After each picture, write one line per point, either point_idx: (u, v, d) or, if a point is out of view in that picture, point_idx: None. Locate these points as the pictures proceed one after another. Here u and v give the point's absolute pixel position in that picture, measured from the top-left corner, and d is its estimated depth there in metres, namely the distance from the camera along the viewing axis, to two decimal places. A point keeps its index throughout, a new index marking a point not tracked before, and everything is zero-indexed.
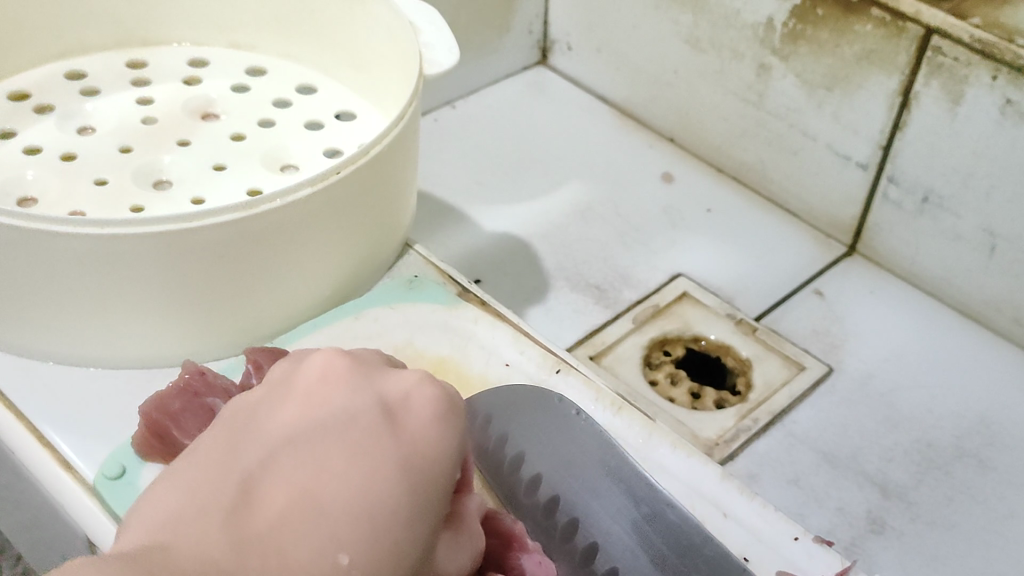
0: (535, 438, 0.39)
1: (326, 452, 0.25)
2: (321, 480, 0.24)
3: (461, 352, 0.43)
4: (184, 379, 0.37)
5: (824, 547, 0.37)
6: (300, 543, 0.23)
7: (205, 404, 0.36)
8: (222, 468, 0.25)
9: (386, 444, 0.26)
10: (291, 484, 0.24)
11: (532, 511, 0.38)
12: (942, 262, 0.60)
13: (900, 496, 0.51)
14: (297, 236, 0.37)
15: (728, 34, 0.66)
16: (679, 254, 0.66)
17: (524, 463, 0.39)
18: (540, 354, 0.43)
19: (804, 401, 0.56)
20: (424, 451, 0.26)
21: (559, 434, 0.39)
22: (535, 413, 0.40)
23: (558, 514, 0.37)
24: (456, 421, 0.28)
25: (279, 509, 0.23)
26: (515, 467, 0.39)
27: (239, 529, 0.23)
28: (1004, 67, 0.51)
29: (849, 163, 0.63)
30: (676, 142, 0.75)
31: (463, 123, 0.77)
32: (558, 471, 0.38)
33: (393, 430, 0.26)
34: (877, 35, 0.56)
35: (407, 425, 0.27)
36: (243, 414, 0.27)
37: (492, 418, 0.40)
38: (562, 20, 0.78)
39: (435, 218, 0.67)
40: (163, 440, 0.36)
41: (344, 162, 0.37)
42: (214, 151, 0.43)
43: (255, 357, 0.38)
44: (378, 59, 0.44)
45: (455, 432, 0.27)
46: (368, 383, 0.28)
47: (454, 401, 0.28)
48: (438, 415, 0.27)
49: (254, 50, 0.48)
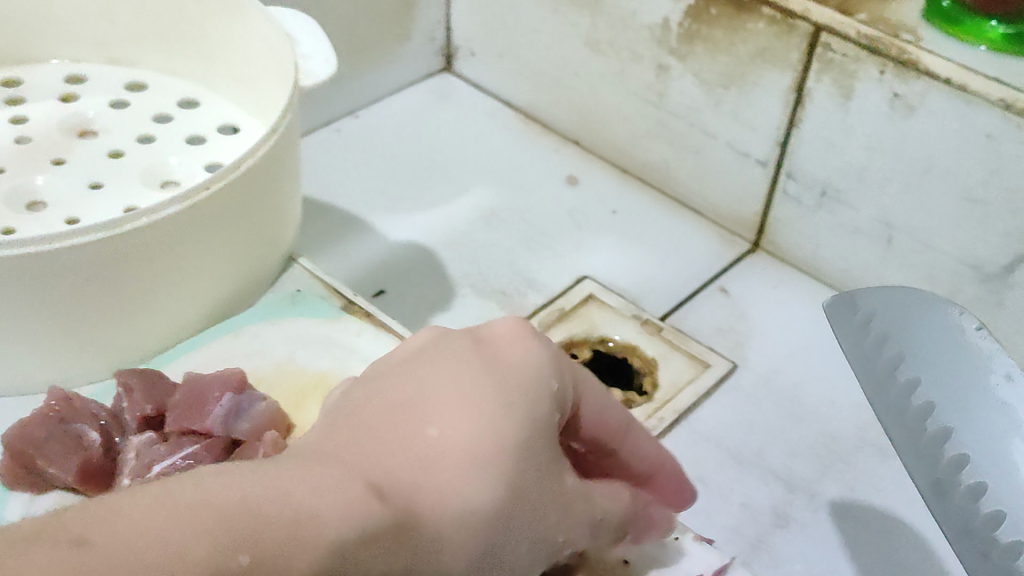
0: (920, 347, 0.38)
1: (433, 380, 0.31)
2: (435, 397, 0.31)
3: (341, 364, 0.43)
4: (49, 406, 0.37)
5: (703, 543, 0.38)
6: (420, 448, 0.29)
7: (71, 431, 0.37)
8: (351, 420, 0.30)
9: (479, 360, 0.32)
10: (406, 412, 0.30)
11: (901, 409, 0.37)
12: (844, 255, 0.61)
13: (804, 489, 0.51)
14: (167, 256, 0.37)
15: (626, 35, 0.66)
16: (584, 257, 0.66)
17: (901, 366, 0.38)
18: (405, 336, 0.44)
19: (710, 398, 0.56)
20: (522, 368, 0.32)
21: (954, 362, 0.37)
22: (994, 347, 0.36)
23: (930, 421, 0.37)
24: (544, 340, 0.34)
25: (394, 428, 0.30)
26: (891, 370, 0.38)
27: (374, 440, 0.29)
28: (891, 61, 0.52)
29: (748, 160, 0.63)
30: (580, 144, 0.75)
31: (366, 133, 0.76)
32: (945, 397, 0.37)
33: (482, 347, 0.33)
34: (769, 32, 0.57)
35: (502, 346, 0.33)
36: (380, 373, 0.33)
37: (871, 314, 0.39)
38: (463, 26, 0.78)
39: (337, 229, 0.66)
40: (29, 469, 0.37)
41: (214, 177, 0.36)
42: (91, 169, 0.42)
43: (125, 378, 0.39)
44: (258, 72, 0.43)
45: (543, 343, 0.33)
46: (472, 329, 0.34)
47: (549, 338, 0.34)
48: (523, 336, 0.33)
49: (135, 66, 0.48)
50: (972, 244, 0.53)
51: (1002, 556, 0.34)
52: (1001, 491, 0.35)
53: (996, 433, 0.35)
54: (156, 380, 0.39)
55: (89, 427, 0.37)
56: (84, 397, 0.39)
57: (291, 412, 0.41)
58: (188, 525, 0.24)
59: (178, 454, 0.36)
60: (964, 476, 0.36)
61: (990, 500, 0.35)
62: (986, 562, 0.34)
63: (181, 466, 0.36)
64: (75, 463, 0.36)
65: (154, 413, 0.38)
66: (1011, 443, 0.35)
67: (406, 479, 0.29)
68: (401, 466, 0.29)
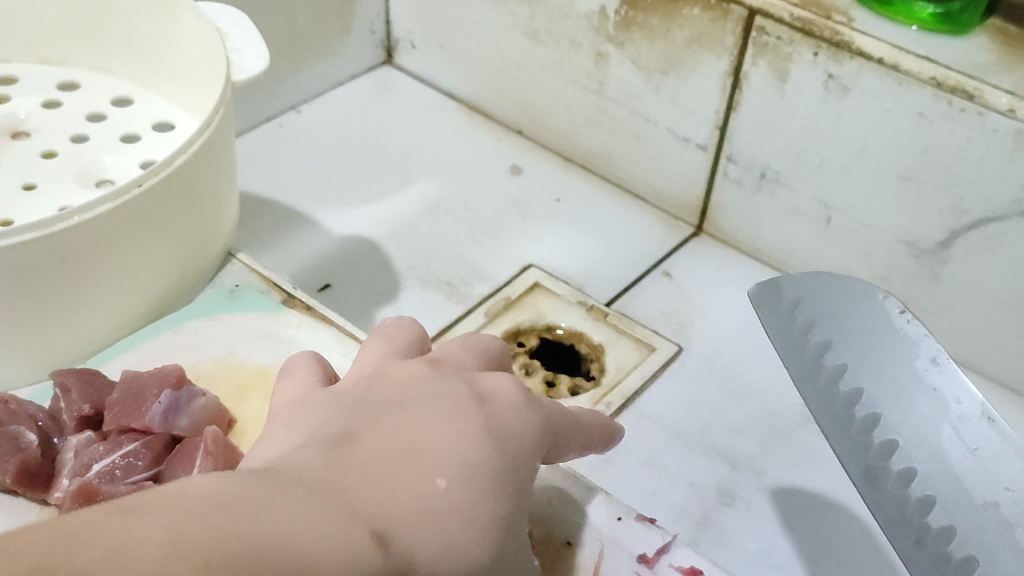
0: (852, 333, 0.36)
1: (436, 425, 0.30)
2: (439, 441, 0.29)
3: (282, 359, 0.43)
4: None
5: (646, 522, 0.39)
6: (427, 490, 0.27)
7: (9, 433, 0.37)
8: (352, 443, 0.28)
9: (479, 414, 0.31)
10: (408, 452, 0.28)
11: (829, 399, 0.35)
12: (784, 236, 0.62)
13: (749, 466, 0.52)
14: (101, 254, 0.37)
15: (564, 23, 0.66)
16: (531, 246, 0.66)
17: (828, 350, 0.36)
18: (335, 336, 0.43)
19: (655, 381, 0.57)
20: (512, 437, 0.32)
21: (885, 349, 0.35)
22: (922, 332, 0.35)
23: (857, 408, 0.35)
24: (530, 408, 0.33)
25: (402, 465, 0.28)
26: (819, 356, 0.36)
27: (382, 472, 0.27)
28: (824, 43, 0.52)
29: (689, 144, 0.64)
30: (523, 134, 0.75)
31: (309, 128, 0.76)
32: (875, 384, 0.35)
33: (479, 401, 0.32)
34: (704, 18, 0.57)
35: (496, 407, 0.32)
36: (373, 405, 0.31)
37: (800, 303, 0.36)
38: (404, 19, 0.78)
39: (280, 225, 0.66)
40: None
41: (146, 174, 0.36)
42: (24, 169, 0.42)
43: (62, 378, 0.38)
44: (190, 68, 0.43)
45: (531, 415, 0.33)
46: (460, 377, 0.33)
47: (534, 402, 0.34)
48: (517, 402, 0.33)
49: (67, 65, 0.47)
50: (907, 221, 0.54)
51: (936, 541, 0.33)
52: (935, 477, 0.34)
53: (926, 419, 0.34)
54: (93, 379, 0.39)
55: (26, 429, 0.37)
56: (21, 399, 0.38)
57: (234, 406, 0.40)
58: (204, 547, 0.21)
59: (116, 453, 0.37)
60: (893, 462, 0.34)
61: (920, 484, 0.34)
62: (921, 550, 0.33)
63: (119, 464, 0.36)
64: (12, 463, 0.36)
65: (92, 412, 0.38)
66: (942, 428, 0.34)
67: (414, 523, 0.26)
68: (409, 507, 0.27)
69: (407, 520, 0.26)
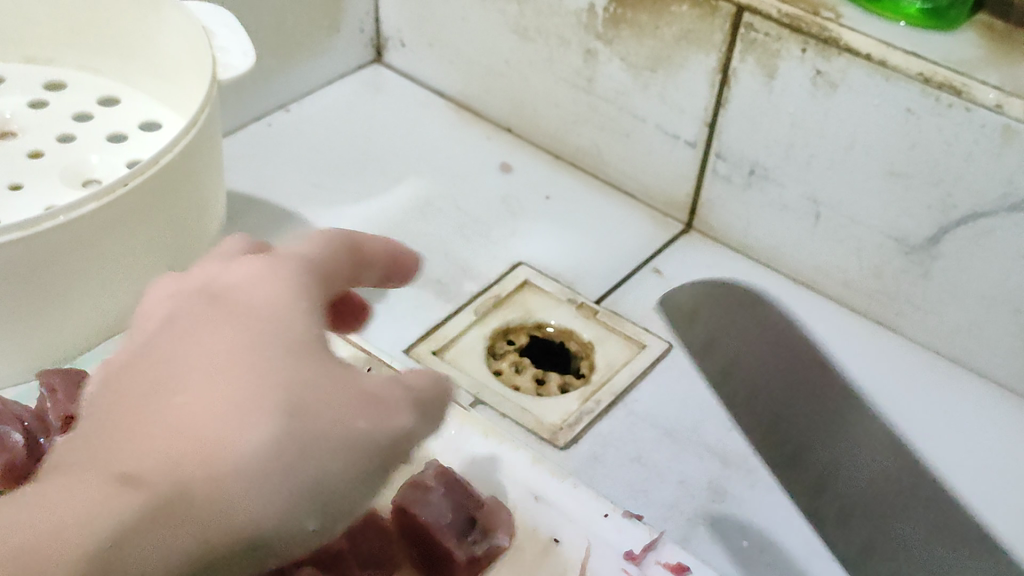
0: None
1: (194, 379, 0.29)
2: (196, 397, 0.29)
3: None
4: None
5: (634, 519, 0.38)
6: (208, 431, 0.28)
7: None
8: (112, 446, 0.28)
9: (248, 351, 0.29)
10: (172, 419, 0.28)
11: None
12: (773, 232, 0.62)
13: (740, 463, 0.52)
14: (87, 254, 0.37)
15: (553, 21, 0.66)
16: (521, 243, 0.66)
17: None
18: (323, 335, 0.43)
19: (645, 378, 0.57)
20: (271, 353, 0.30)
21: None
22: None
23: None
24: (290, 311, 0.31)
25: (171, 439, 0.28)
26: None
27: (152, 438, 0.28)
28: (812, 40, 0.52)
29: (678, 141, 0.64)
30: (513, 131, 0.75)
31: (299, 127, 0.76)
32: None
33: (232, 324, 0.30)
34: (693, 15, 0.57)
35: (246, 310, 0.31)
36: (125, 386, 0.29)
37: None
38: (393, 17, 0.78)
39: (270, 224, 0.66)
40: None
41: (132, 173, 0.36)
42: (10, 169, 0.42)
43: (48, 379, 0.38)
44: (176, 66, 0.43)
45: (289, 320, 0.30)
46: (222, 307, 0.31)
47: (296, 311, 0.31)
48: (260, 328, 0.30)
49: (53, 64, 0.47)
50: (896, 217, 0.54)
51: None
52: None
53: None
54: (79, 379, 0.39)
55: (12, 429, 0.37)
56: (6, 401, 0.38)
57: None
58: None
59: None
60: None
61: None
62: None
63: None
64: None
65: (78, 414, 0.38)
66: None
67: (202, 469, 0.28)
68: (195, 459, 0.28)
69: (193, 458, 0.28)
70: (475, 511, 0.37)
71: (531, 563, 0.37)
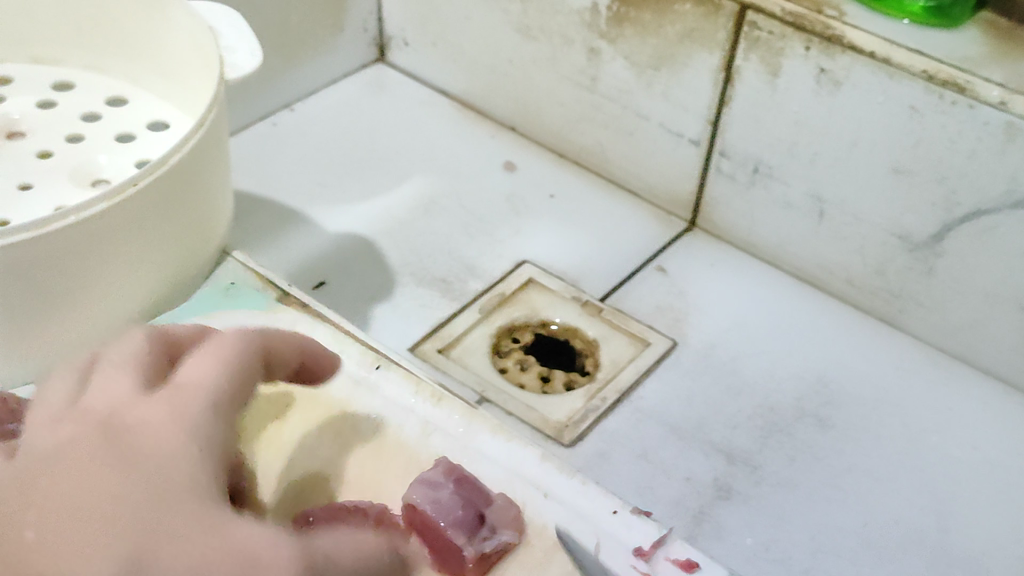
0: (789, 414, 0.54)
1: (41, 498, 0.24)
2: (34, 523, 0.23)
3: None
4: None
5: (642, 516, 0.36)
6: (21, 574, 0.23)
7: None
8: None
9: (106, 459, 0.24)
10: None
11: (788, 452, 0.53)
12: (777, 230, 0.62)
13: (745, 460, 0.52)
14: (97, 254, 0.37)
15: (557, 20, 0.66)
16: (525, 242, 0.66)
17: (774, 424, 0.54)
18: (330, 333, 0.43)
19: (650, 376, 0.57)
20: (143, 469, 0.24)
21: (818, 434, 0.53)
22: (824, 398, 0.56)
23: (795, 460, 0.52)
24: (193, 417, 0.26)
25: None
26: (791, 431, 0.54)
27: None
28: (816, 38, 0.52)
29: (682, 140, 0.64)
30: (516, 130, 0.76)
31: (303, 126, 0.76)
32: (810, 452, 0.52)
33: (112, 432, 0.25)
34: (696, 13, 0.57)
35: (134, 424, 0.25)
36: None
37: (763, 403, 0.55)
38: (396, 16, 0.78)
39: (276, 223, 0.66)
40: None
41: (141, 173, 0.36)
42: (19, 169, 0.42)
43: None
44: (183, 67, 0.43)
45: (180, 432, 0.25)
46: (106, 421, 0.25)
47: (187, 427, 0.25)
48: (148, 440, 0.25)
49: (61, 64, 0.47)
50: (900, 214, 0.54)
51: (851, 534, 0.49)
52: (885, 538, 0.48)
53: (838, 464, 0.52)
54: None
55: None
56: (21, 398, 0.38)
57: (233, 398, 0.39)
58: None
59: None
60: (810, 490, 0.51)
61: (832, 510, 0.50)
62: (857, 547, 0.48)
63: None
64: None
65: None
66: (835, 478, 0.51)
67: None
68: None
69: None
70: (486, 508, 0.35)
71: (539, 559, 0.34)
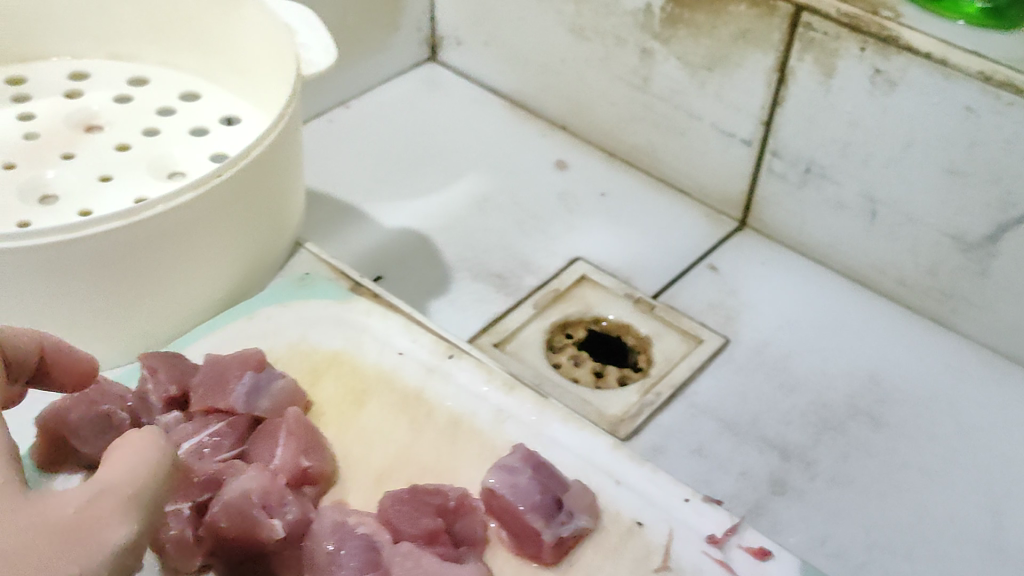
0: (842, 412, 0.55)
1: None
2: None
3: (354, 343, 0.45)
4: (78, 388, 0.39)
5: (712, 504, 0.39)
6: None
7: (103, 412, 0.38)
8: None
9: None
10: None
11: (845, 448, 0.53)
12: (829, 229, 0.62)
13: (799, 456, 0.53)
14: (180, 242, 0.38)
15: (610, 20, 0.67)
16: (578, 239, 0.67)
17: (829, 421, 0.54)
18: (402, 321, 0.46)
19: (703, 372, 0.57)
20: None
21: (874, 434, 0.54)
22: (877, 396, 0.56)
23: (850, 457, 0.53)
24: None
25: None
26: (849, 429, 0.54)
27: None
28: (871, 39, 0.53)
29: (734, 139, 0.64)
30: (567, 129, 0.76)
31: (358, 123, 0.77)
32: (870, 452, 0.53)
33: None
34: (751, 14, 0.58)
35: None
36: None
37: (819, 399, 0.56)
38: (450, 16, 0.79)
39: (333, 219, 0.67)
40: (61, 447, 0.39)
41: (225, 166, 0.38)
42: (100, 161, 0.43)
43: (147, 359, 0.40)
44: (257, 63, 0.45)
45: None
46: None
47: None
48: None
49: (136, 60, 0.49)
50: (953, 215, 0.55)
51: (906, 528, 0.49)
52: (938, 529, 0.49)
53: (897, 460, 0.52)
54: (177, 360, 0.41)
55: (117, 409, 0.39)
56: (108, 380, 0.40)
57: (309, 389, 0.43)
58: None
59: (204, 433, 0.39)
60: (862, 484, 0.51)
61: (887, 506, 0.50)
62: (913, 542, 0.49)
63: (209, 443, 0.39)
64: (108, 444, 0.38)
65: (179, 394, 0.40)
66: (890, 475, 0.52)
67: None
68: None
69: None
70: (563, 495, 0.38)
71: (616, 544, 0.38)
